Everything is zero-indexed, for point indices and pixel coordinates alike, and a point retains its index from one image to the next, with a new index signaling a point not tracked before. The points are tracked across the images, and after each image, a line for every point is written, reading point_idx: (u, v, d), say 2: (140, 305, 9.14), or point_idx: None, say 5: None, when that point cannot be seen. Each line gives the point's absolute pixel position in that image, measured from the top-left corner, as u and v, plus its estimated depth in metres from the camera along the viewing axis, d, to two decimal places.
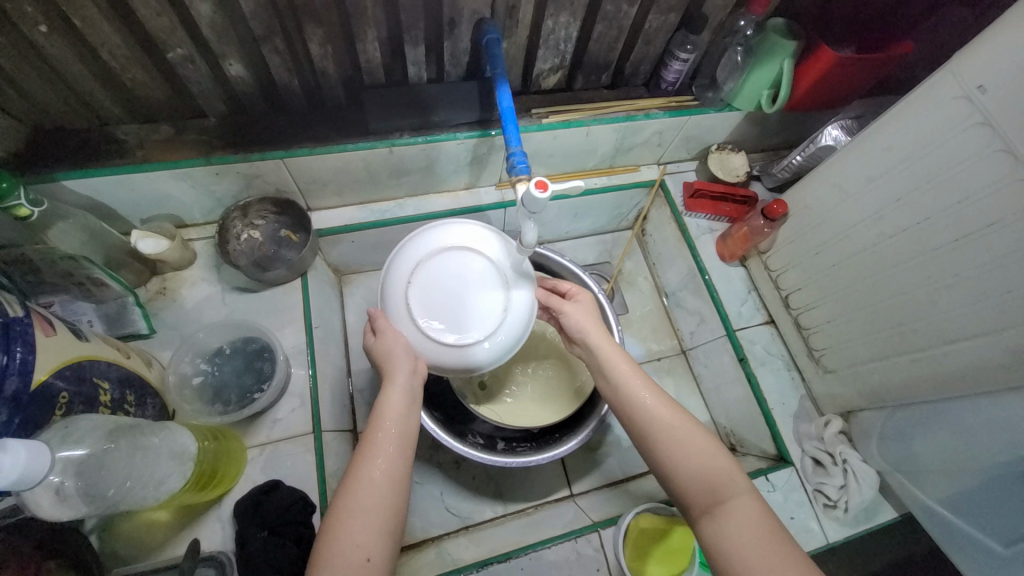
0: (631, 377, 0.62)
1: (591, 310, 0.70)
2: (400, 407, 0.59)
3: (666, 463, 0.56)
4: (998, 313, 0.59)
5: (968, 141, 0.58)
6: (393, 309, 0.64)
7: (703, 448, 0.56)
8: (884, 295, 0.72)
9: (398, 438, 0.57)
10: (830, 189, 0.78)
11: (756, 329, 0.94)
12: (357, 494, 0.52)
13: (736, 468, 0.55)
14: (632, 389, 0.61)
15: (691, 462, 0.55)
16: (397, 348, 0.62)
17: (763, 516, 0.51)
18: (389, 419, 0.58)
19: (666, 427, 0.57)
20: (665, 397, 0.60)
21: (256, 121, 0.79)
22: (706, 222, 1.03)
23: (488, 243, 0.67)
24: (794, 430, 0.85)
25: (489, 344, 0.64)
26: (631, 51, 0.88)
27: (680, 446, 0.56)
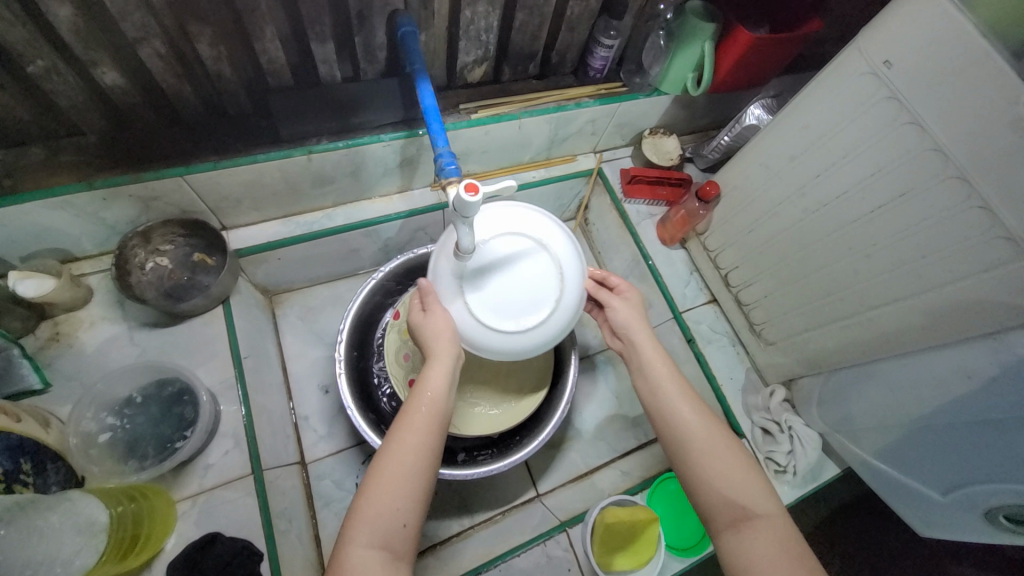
0: (677, 387, 0.60)
1: (636, 315, 0.66)
2: (441, 384, 0.57)
3: (700, 472, 0.55)
4: (914, 277, 0.63)
5: (879, 115, 0.60)
6: (444, 285, 0.59)
7: (739, 468, 0.55)
8: (813, 268, 0.75)
9: (437, 414, 0.55)
10: (757, 169, 0.79)
11: (700, 309, 0.96)
12: (397, 464, 0.51)
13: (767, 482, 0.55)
14: (673, 395, 0.59)
15: (728, 476, 0.55)
16: (442, 335, 0.59)
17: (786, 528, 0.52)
18: (432, 390, 0.56)
19: (706, 440, 0.56)
20: (704, 407, 0.59)
21: (147, 136, 0.70)
22: (645, 208, 1.04)
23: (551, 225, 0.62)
24: (743, 403, 0.89)
25: (536, 336, 0.59)
26: (556, 39, 0.86)
27: (723, 466, 0.55)
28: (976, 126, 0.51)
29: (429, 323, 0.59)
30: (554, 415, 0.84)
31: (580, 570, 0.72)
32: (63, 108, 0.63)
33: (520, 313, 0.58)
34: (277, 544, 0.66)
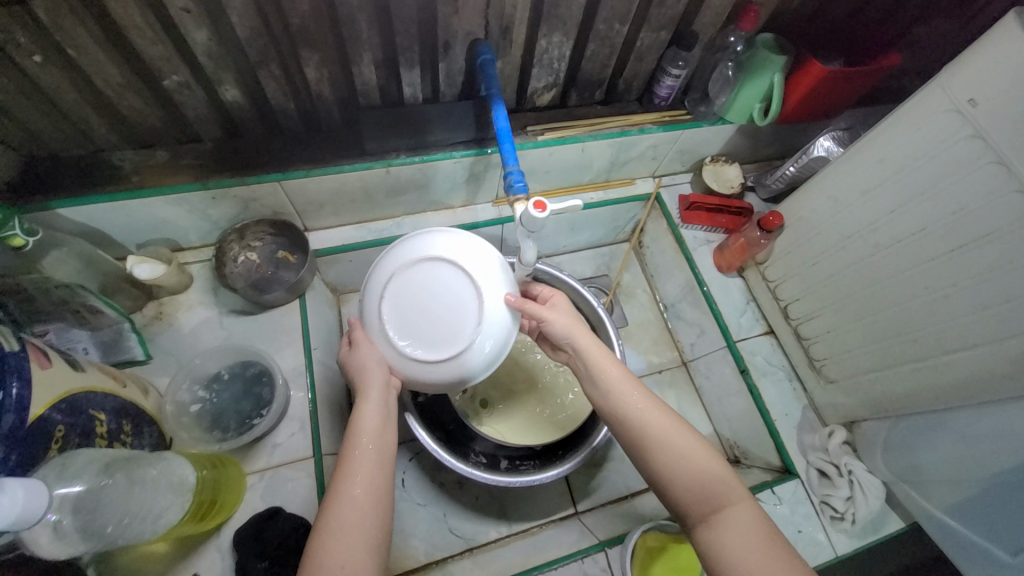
0: (621, 388, 0.60)
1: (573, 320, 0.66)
2: (374, 423, 0.59)
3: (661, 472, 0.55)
4: (998, 323, 0.59)
5: (962, 153, 0.58)
6: (370, 323, 0.65)
7: (698, 458, 0.54)
8: (882, 305, 0.72)
9: (375, 456, 0.56)
10: (825, 201, 0.78)
11: (756, 340, 0.94)
12: (340, 516, 0.52)
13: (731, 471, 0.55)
14: (622, 398, 0.59)
15: (691, 471, 0.54)
16: (369, 369, 0.62)
17: (762, 523, 0.51)
18: (366, 435, 0.57)
19: (662, 439, 0.55)
20: (655, 400, 0.59)
21: (252, 144, 0.79)
22: (703, 234, 1.04)
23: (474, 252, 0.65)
24: (799, 442, 0.85)
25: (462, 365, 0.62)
26: (624, 68, 0.89)
27: (680, 458, 0.54)
28: None
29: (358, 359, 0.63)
30: (597, 430, 0.84)
31: None
32: (189, 118, 0.73)
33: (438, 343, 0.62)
34: None
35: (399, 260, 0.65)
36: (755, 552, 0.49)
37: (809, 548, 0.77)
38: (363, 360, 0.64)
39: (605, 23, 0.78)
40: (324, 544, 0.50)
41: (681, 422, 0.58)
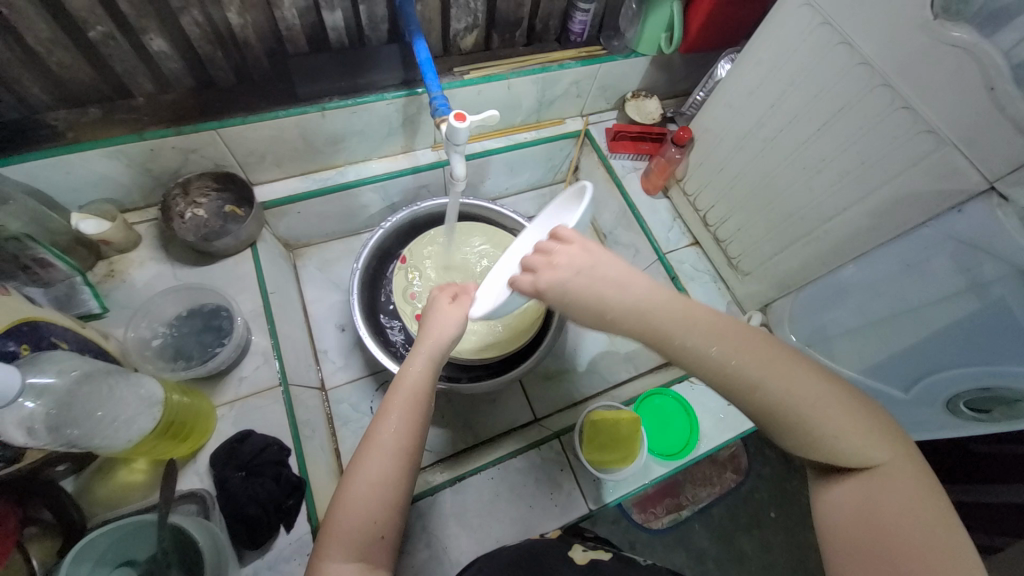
0: (738, 347, 0.48)
1: (590, 260, 0.55)
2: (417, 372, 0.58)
3: (812, 440, 0.47)
4: (857, 184, 0.69)
5: (817, 40, 0.68)
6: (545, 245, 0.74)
7: (850, 419, 0.46)
8: (776, 193, 0.82)
9: (411, 408, 0.55)
10: (723, 109, 0.88)
11: (683, 251, 1.04)
12: (367, 473, 0.51)
13: (877, 429, 0.47)
14: (768, 362, 0.48)
15: (838, 430, 0.46)
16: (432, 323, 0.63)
17: (907, 480, 0.45)
18: (409, 385, 0.56)
19: (815, 403, 0.46)
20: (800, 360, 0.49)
21: (186, 99, 0.82)
22: (630, 163, 1.13)
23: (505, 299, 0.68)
24: None
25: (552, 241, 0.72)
26: (539, 8, 0.96)
27: (816, 415, 0.46)
28: (894, 35, 0.59)
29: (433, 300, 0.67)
30: (543, 344, 0.93)
31: (572, 471, 0.80)
32: (118, 71, 0.75)
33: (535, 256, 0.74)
34: (302, 444, 0.75)
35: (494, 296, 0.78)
36: (894, 518, 0.43)
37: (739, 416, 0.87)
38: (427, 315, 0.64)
39: None
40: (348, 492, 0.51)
41: (814, 363, 0.49)
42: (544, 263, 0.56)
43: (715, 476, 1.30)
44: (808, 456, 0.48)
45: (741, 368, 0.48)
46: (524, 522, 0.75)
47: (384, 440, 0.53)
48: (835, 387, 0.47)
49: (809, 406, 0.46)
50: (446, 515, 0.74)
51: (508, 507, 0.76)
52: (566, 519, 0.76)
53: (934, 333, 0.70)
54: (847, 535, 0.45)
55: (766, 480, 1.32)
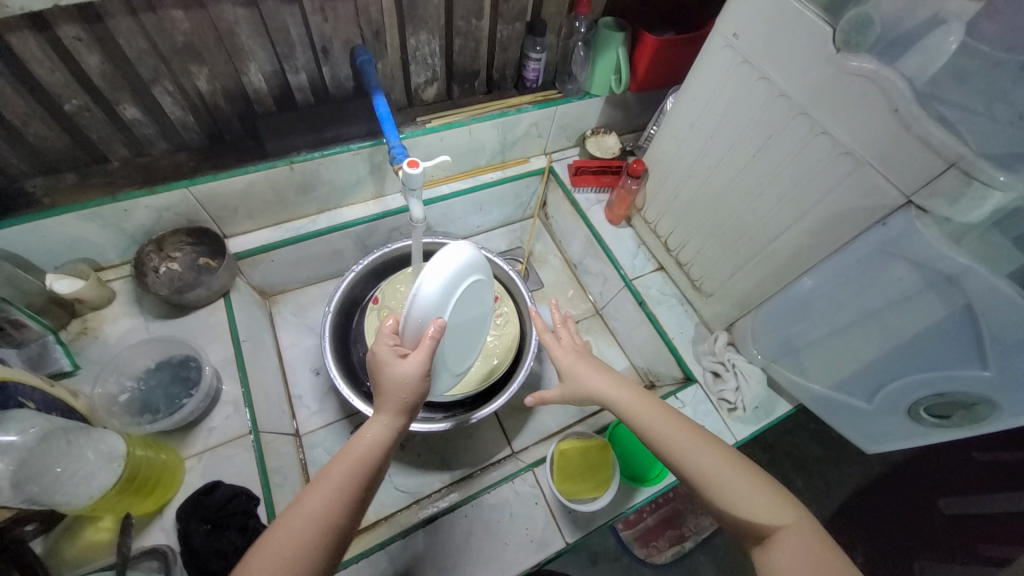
0: (657, 419, 0.61)
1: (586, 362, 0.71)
2: (370, 436, 0.55)
3: (718, 502, 0.55)
4: (792, 205, 0.73)
5: (740, 76, 0.74)
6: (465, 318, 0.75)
7: (751, 481, 0.54)
8: (725, 216, 0.86)
9: (354, 475, 0.52)
10: (670, 141, 0.93)
11: (649, 276, 1.08)
12: (283, 539, 0.47)
13: (783, 496, 0.54)
14: (675, 436, 0.59)
15: (745, 493, 0.54)
16: (396, 383, 0.56)
17: (815, 539, 0.50)
18: (356, 446, 0.54)
19: (718, 468, 0.56)
20: (709, 435, 0.59)
21: (160, 160, 0.86)
22: (593, 196, 1.18)
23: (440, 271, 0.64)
24: (694, 352, 0.99)
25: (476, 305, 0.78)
26: (494, 60, 1.04)
27: (728, 479, 0.55)
28: (804, 68, 0.65)
29: (377, 352, 0.59)
30: (516, 376, 0.94)
31: (548, 505, 0.79)
32: (93, 140, 0.79)
33: (461, 311, 0.72)
34: (274, 493, 0.75)
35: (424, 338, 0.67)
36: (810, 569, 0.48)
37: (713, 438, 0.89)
38: (381, 374, 0.58)
39: (463, 20, 0.92)
40: (255, 559, 0.46)
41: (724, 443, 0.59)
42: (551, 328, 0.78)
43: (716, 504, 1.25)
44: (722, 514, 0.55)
45: (663, 441, 0.60)
46: (499, 561, 0.74)
47: (311, 509, 0.49)
48: (743, 459, 0.57)
49: (711, 472, 0.56)
50: (419, 558, 0.73)
51: (485, 546, 0.75)
52: (542, 556, 0.75)
53: (892, 345, 0.71)
54: None
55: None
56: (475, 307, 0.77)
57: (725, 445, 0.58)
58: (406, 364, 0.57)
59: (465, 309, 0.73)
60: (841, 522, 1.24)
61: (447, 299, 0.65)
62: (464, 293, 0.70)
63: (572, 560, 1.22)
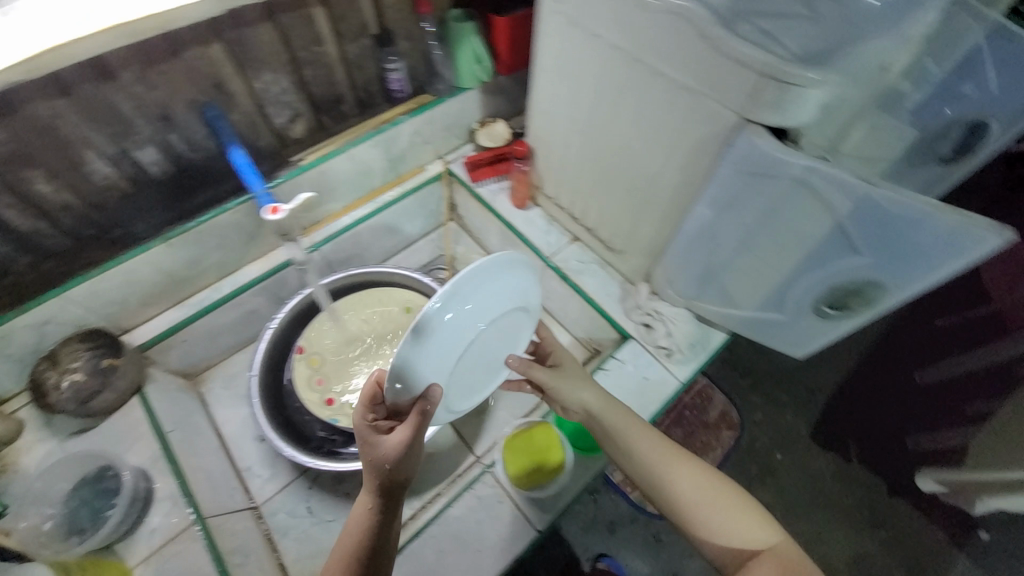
0: (658, 451, 0.69)
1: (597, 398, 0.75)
2: (361, 523, 0.60)
3: (709, 527, 0.63)
4: (656, 148, 0.75)
5: (573, 38, 0.75)
6: (487, 339, 0.72)
7: (734, 506, 0.64)
8: (609, 174, 0.87)
9: (352, 565, 0.57)
10: (542, 115, 0.94)
11: (567, 249, 1.09)
12: None
13: (765, 521, 0.63)
14: (676, 472, 0.67)
15: (732, 522, 0.62)
16: (376, 464, 0.59)
17: (791, 555, 0.59)
18: (354, 537, 0.59)
19: (706, 497, 0.64)
20: (703, 469, 0.67)
21: (27, 275, 0.82)
22: (496, 186, 1.17)
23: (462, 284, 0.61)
24: (624, 310, 1.00)
25: (503, 327, 0.74)
26: (354, 79, 1.02)
27: (719, 507, 0.64)
28: (619, 17, 0.66)
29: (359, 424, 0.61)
30: None
31: (512, 501, 0.79)
32: None
33: (485, 330, 0.70)
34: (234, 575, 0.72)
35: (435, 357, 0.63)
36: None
37: (659, 386, 0.91)
38: (365, 454, 0.60)
39: (305, 50, 0.91)
40: None
41: (714, 471, 0.68)
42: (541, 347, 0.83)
43: (713, 440, 1.33)
44: (712, 541, 0.63)
45: (664, 473, 0.67)
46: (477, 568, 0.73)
47: None
48: (730, 486, 0.66)
49: (706, 504, 0.64)
50: None
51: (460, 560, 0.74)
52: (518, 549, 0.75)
53: (783, 254, 0.73)
54: None
55: (761, 426, 1.39)
56: (501, 329, 0.74)
57: (714, 472, 0.67)
58: (389, 439, 0.58)
59: (487, 331, 0.70)
60: (837, 421, 1.38)
61: (461, 318, 0.62)
62: (490, 312, 0.68)
63: (590, 537, 1.23)
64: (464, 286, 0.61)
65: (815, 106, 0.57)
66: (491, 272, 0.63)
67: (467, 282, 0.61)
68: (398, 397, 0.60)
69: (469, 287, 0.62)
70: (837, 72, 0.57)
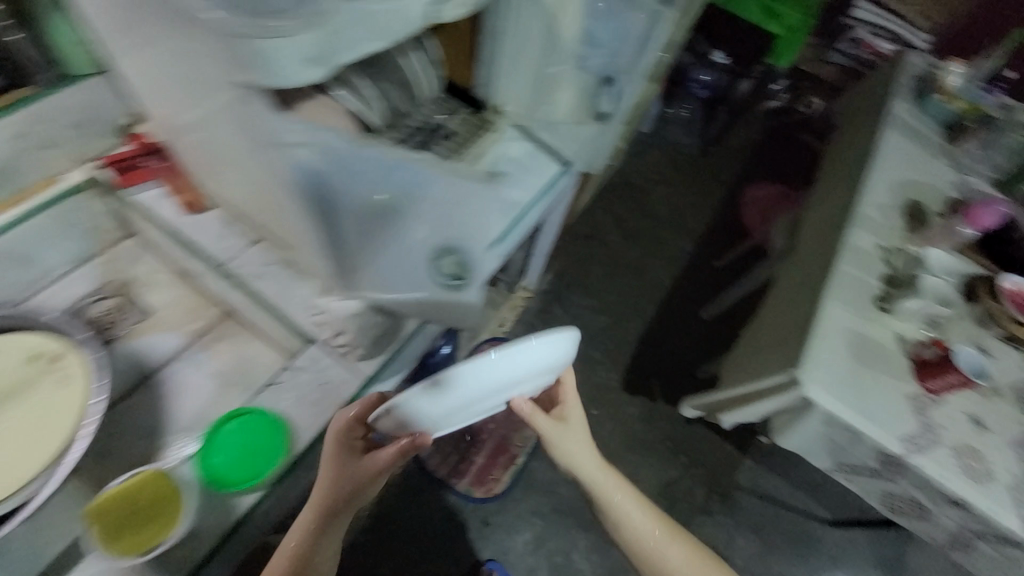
0: (640, 514, 1.09)
1: (574, 448, 1.12)
2: (290, 545, 0.78)
3: (664, 558, 1.05)
4: (233, 128, 0.69)
5: (121, 25, 0.70)
6: (488, 403, 0.80)
7: (659, 537, 1.07)
8: (231, 166, 0.80)
9: (285, 564, 0.77)
10: (159, 119, 0.86)
11: (247, 252, 0.94)
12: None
13: (687, 547, 1.07)
14: (650, 540, 1.07)
15: (657, 538, 1.07)
16: (334, 485, 0.77)
17: (693, 554, 1.06)
18: (286, 555, 0.78)
19: (654, 537, 1.07)
20: (659, 518, 1.09)
21: None
22: (156, 190, 0.98)
23: (512, 347, 0.70)
24: (298, 313, 0.88)
25: (519, 393, 0.85)
26: None
27: (667, 544, 1.06)
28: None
29: (325, 437, 0.78)
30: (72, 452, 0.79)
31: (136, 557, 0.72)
32: None
33: (494, 395, 0.78)
34: None
35: (450, 399, 0.70)
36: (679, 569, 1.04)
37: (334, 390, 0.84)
38: (327, 472, 0.78)
39: None
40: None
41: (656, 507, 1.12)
42: (528, 408, 1.05)
43: None
44: (648, 554, 1.06)
45: (663, 560, 1.05)
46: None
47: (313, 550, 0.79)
48: (664, 515, 1.11)
49: (653, 543, 1.07)
50: None
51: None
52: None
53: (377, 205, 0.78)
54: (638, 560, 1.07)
55: None
56: (507, 396, 0.82)
57: (681, 535, 1.08)
58: (364, 459, 0.77)
59: (489, 398, 0.77)
60: None
61: (493, 377, 0.71)
62: (509, 381, 0.74)
63: None
64: (533, 342, 0.71)
65: (318, 66, 0.53)
66: (551, 340, 0.73)
67: (522, 345, 0.71)
68: (403, 426, 0.72)
69: (493, 363, 0.69)
70: (333, 29, 0.53)
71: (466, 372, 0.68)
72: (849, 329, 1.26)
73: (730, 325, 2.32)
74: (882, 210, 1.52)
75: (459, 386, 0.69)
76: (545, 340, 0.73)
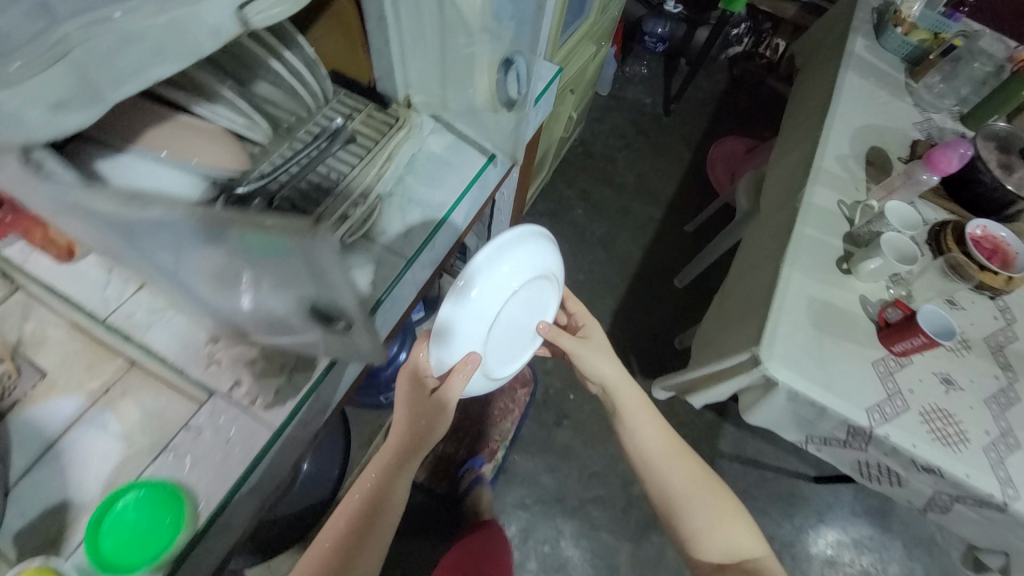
0: (661, 432, 1.11)
1: (607, 356, 1.14)
2: (387, 457, 0.96)
3: (677, 480, 1.08)
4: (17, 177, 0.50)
5: None
6: (510, 311, 0.96)
7: (682, 462, 1.10)
8: (55, 217, 0.62)
9: (367, 485, 0.95)
10: None
11: (130, 300, 0.85)
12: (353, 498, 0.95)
13: (710, 479, 1.09)
14: (666, 456, 1.09)
15: (681, 464, 1.09)
16: (406, 416, 0.96)
17: (717, 489, 1.08)
18: (375, 472, 0.96)
19: (673, 459, 1.09)
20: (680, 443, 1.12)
21: None
22: (22, 243, 0.88)
23: (500, 246, 0.91)
24: (191, 363, 0.81)
25: (536, 300, 1.02)
26: None
27: (686, 462, 1.10)
28: None
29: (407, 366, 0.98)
30: None
31: None
32: None
33: (512, 299, 0.95)
34: None
35: (471, 292, 0.88)
36: (694, 491, 1.07)
37: (245, 443, 0.76)
38: (403, 406, 0.97)
39: None
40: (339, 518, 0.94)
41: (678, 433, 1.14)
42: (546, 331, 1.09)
43: None
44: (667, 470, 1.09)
45: (674, 472, 1.08)
46: None
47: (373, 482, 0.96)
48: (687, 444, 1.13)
49: (677, 454, 1.10)
50: None
51: None
52: None
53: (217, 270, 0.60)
54: (650, 478, 1.10)
55: None
56: (526, 305, 1.00)
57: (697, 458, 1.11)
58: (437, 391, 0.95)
59: (516, 297, 0.95)
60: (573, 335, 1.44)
61: (495, 275, 0.90)
62: (511, 281, 0.92)
63: None
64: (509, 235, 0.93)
65: (86, 104, 0.42)
66: (526, 234, 0.96)
67: (507, 241, 0.93)
68: (444, 348, 0.91)
69: (494, 266, 0.90)
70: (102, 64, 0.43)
71: (483, 276, 0.90)
72: (812, 297, 1.20)
73: (707, 289, 2.26)
74: (841, 162, 1.44)
75: (479, 273, 0.89)
76: (528, 234, 0.96)
